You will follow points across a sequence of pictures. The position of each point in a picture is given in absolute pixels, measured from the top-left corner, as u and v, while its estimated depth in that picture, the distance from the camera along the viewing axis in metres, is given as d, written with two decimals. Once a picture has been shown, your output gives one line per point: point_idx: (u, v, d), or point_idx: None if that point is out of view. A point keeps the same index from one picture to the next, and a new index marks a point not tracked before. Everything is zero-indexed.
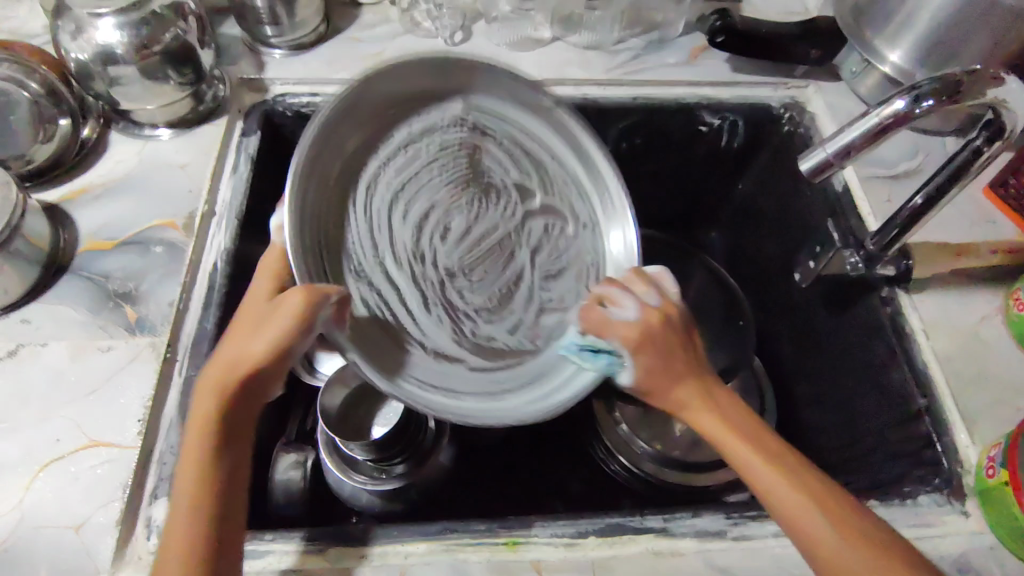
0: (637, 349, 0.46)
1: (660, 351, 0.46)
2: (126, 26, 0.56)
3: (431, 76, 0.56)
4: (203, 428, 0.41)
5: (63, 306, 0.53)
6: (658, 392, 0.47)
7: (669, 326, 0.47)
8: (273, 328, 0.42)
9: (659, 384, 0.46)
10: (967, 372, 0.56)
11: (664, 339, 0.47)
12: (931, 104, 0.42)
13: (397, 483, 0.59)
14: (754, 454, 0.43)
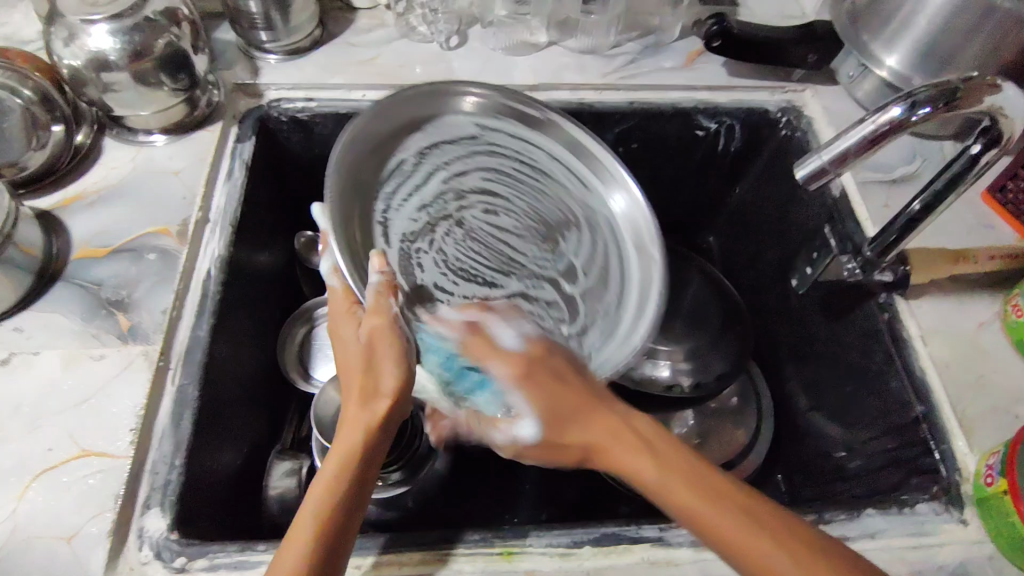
0: (521, 380, 0.48)
1: (551, 379, 0.48)
2: (120, 33, 0.55)
3: (421, 95, 0.63)
4: (348, 459, 0.41)
5: (56, 314, 0.53)
6: (558, 426, 0.46)
7: (550, 358, 0.49)
8: (387, 333, 0.45)
9: (555, 413, 0.46)
10: (965, 379, 0.56)
11: (536, 375, 0.48)
12: (929, 111, 0.42)
13: (394, 490, 0.59)
14: (682, 485, 0.40)
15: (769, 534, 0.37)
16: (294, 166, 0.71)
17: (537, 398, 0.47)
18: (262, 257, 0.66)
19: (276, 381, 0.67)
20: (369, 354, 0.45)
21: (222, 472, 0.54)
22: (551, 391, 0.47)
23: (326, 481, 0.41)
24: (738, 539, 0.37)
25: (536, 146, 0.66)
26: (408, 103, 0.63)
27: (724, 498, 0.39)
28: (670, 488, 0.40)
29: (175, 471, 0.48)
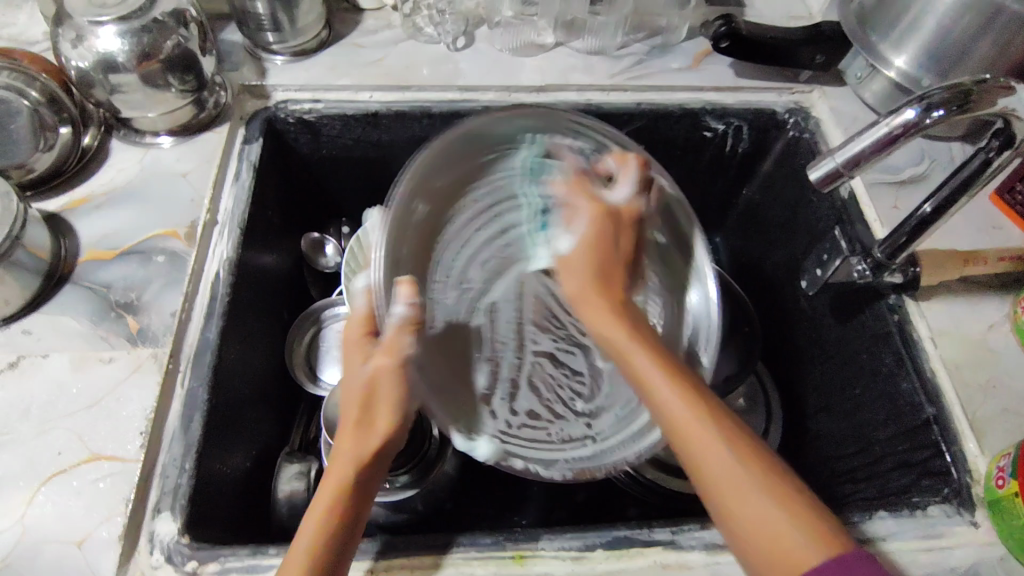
0: (596, 218, 0.55)
1: (592, 254, 0.54)
2: (128, 34, 0.55)
3: (514, 120, 0.57)
4: (342, 492, 0.43)
5: (65, 316, 0.53)
6: (577, 270, 0.53)
7: (636, 218, 0.56)
8: (392, 376, 0.45)
9: (579, 283, 0.53)
10: (975, 381, 0.56)
11: (585, 250, 0.54)
12: (943, 114, 0.41)
13: (401, 494, 0.59)
14: (701, 421, 0.42)
15: (737, 449, 0.41)
16: (301, 168, 0.71)
17: (579, 267, 0.53)
18: (270, 259, 0.65)
19: (284, 383, 0.66)
20: (369, 395, 0.45)
21: (231, 475, 0.54)
22: (587, 262, 0.53)
23: (325, 503, 0.43)
24: (713, 448, 0.41)
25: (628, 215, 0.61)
26: (474, 124, 0.56)
27: (715, 418, 0.42)
28: (659, 394, 0.44)
29: (185, 475, 0.48)
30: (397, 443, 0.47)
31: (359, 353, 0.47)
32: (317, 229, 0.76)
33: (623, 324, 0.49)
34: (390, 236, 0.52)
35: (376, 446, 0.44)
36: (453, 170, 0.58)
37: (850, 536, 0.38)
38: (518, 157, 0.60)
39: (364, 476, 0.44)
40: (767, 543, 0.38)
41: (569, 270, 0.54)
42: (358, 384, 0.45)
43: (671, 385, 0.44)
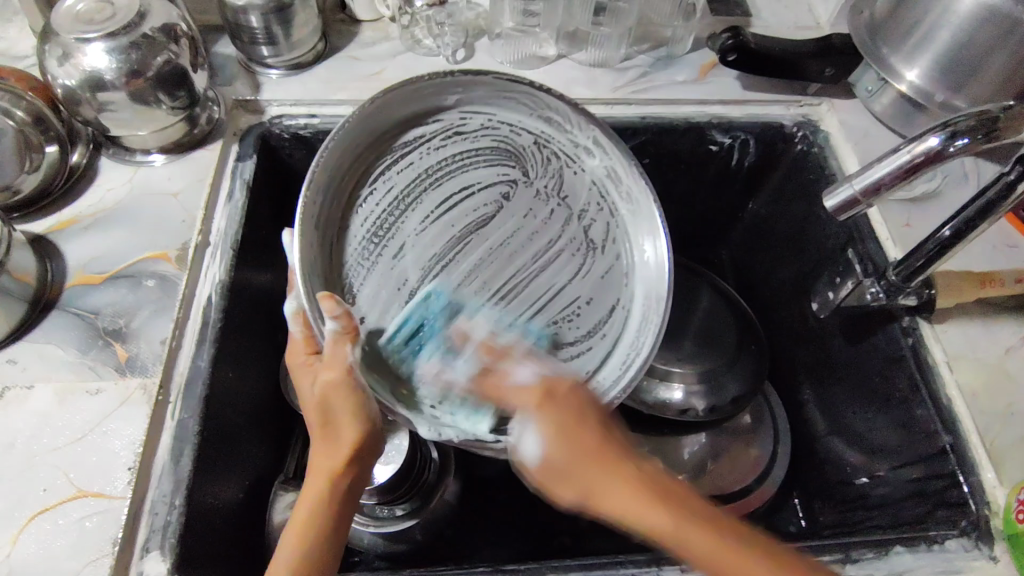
0: (539, 404, 0.43)
1: (563, 417, 0.42)
2: (115, 51, 0.53)
3: (430, 92, 0.55)
4: (315, 515, 0.43)
5: (51, 344, 0.51)
6: (566, 477, 0.40)
7: (573, 394, 0.44)
8: (342, 386, 0.45)
9: (573, 487, 0.39)
10: (993, 408, 0.54)
11: (570, 450, 0.40)
12: (967, 142, 0.40)
13: (401, 524, 0.58)
14: (754, 555, 0.35)
15: None
16: (296, 183, 0.69)
17: (549, 442, 0.41)
18: (264, 278, 0.63)
19: (279, 407, 0.64)
20: (323, 405, 0.46)
21: (224, 506, 0.52)
22: (579, 463, 0.39)
23: (298, 526, 0.43)
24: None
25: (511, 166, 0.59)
26: (430, 91, 0.54)
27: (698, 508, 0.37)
28: (690, 537, 0.35)
29: (175, 511, 0.46)
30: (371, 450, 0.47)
31: (305, 378, 0.48)
32: None
33: (584, 434, 0.40)
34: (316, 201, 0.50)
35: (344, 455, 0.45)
36: (374, 134, 0.55)
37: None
38: (467, 121, 0.58)
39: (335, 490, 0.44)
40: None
41: (551, 455, 0.40)
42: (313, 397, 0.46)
43: (660, 510, 0.36)
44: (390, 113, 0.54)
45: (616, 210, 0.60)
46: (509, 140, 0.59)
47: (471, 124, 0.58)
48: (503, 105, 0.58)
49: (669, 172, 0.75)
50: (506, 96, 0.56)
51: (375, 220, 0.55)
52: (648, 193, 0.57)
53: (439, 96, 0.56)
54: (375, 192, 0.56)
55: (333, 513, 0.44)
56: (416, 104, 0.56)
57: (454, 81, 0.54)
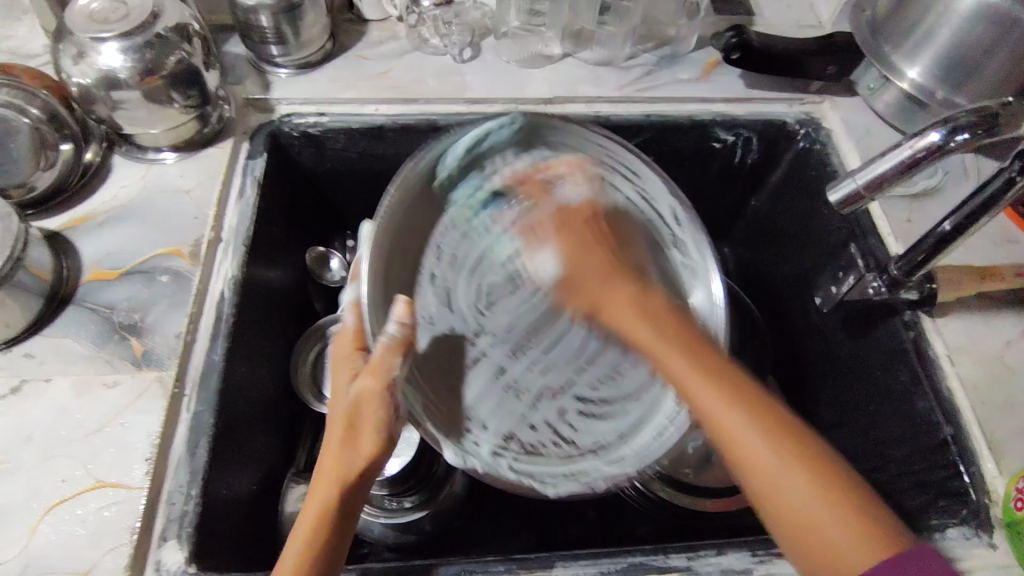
0: (580, 246, 0.56)
1: (590, 270, 0.54)
2: (130, 50, 0.54)
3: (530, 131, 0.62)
4: (320, 519, 0.42)
5: (68, 339, 0.52)
6: (580, 279, 0.55)
7: (596, 217, 0.59)
8: (378, 397, 0.46)
9: (595, 299, 0.53)
10: (993, 399, 0.55)
11: (582, 230, 0.57)
12: (968, 137, 0.40)
13: (412, 516, 0.61)
14: (758, 426, 0.40)
15: (832, 493, 0.38)
16: (305, 181, 0.70)
17: (569, 260, 0.56)
18: (274, 274, 0.64)
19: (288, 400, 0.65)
20: (355, 407, 0.46)
21: (238, 498, 0.53)
22: (582, 248, 0.56)
23: (302, 533, 0.42)
24: (755, 448, 0.40)
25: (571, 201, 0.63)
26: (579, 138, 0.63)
27: (766, 412, 0.41)
28: (726, 421, 0.41)
29: (191, 502, 0.47)
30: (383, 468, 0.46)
31: (345, 381, 0.48)
32: (321, 241, 0.76)
33: (620, 289, 0.52)
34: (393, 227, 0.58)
35: (359, 467, 0.44)
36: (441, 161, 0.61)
37: (904, 529, 0.37)
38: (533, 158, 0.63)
39: (346, 501, 0.43)
40: (840, 561, 0.36)
41: (575, 272, 0.55)
42: (347, 399, 0.47)
43: (715, 395, 0.42)
44: (478, 149, 0.61)
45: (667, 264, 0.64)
46: (572, 180, 0.64)
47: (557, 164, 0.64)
48: (582, 148, 0.64)
49: (673, 170, 0.76)
50: (625, 149, 0.63)
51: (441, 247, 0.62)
52: (710, 256, 0.62)
53: (528, 137, 0.63)
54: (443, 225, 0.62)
55: (336, 526, 0.43)
56: (528, 146, 0.63)
57: (541, 120, 0.62)
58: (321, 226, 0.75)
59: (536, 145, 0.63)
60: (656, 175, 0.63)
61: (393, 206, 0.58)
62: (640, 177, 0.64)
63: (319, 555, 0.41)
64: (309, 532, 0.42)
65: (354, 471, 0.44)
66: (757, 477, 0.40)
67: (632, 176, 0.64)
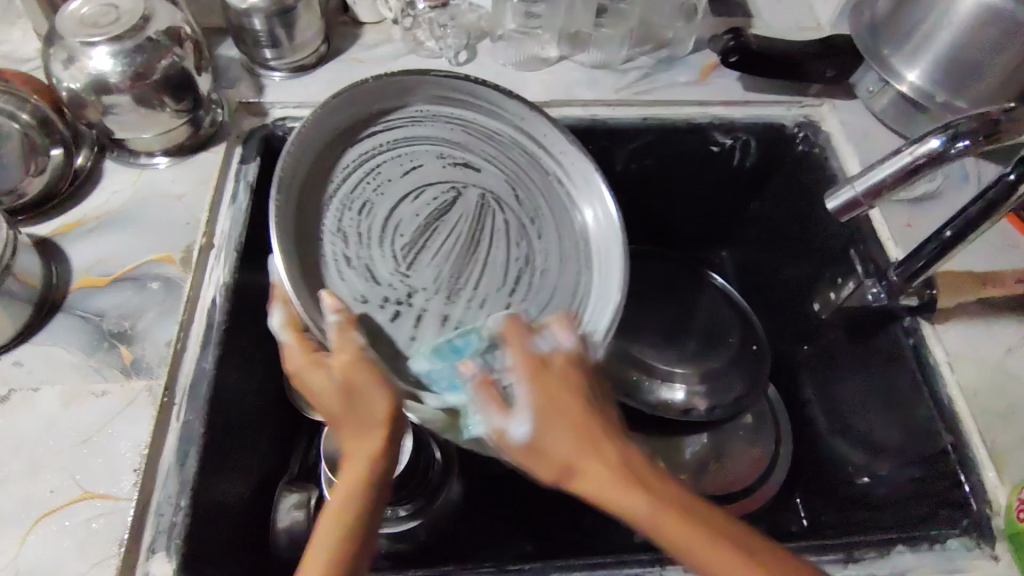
0: (534, 376, 0.45)
1: (568, 405, 0.44)
2: (120, 55, 0.54)
3: (381, 90, 0.59)
4: (355, 503, 0.40)
5: (57, 347, 0.51)
6: (555, 435, 0.42)
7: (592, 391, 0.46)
8: (361, 364, 0.45)
9: (578, 460, 0.41)
10: (994, 408, 0.54)
11: (561, 377, 0.46)
12: (968, 144, 0.40)
13: (407, 525, 0.59)
14: (710, 535, 0.37)
15: None
16: None
17: (546, 425, 0.43)
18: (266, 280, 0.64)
19: (281, 407, 0.65)
20: (347, 389, 0.44)
21: (229, 508, 0.53)
22: (569, 387, 0.45)
23: (337, 520, 0.39)
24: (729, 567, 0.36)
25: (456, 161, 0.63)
26: (426, 90, 0.61)
27: (728, 529, 0.38)
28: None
29: (181, 513, 0.47)
30: (399, 438, 0.45)
31: (320, 368, 0.46)
32: None
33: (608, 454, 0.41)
34: (290, 202, 0.53)
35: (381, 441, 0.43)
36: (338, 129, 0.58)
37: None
38: (393, 124, 0.61)
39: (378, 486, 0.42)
40: None
41: (549, 442, 0.42)
42: (334, 387, 0.44)
43: (725, 558, 0.36)
44: (329, 120, 0.57)
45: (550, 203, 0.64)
46: (456, 137, 0.63)
47: (437, 116, 0.62)
48: (422, 109, 0.62)
49: (670, 174, 0.75)
50: (472, 88, 0.61)
51: (353, 208, 0.58)
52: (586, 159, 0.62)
53: (401, 98, 0.61)
54: (339, 178, 0.58)
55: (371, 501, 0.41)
56: (402, 99, 0.61)
57: (397, 84, 0.60)
58: None
59: (376, 106, 0.60)
60: (524, 107, 0.61)
61: (291, 170, 0.54)
62: (510, 111, 0.62)
63: (361, 534, 0.39)
64: (351, 531, 0.39)
65: (376, 454, 0.42)
66: None
67: (480, 115, 0.63)
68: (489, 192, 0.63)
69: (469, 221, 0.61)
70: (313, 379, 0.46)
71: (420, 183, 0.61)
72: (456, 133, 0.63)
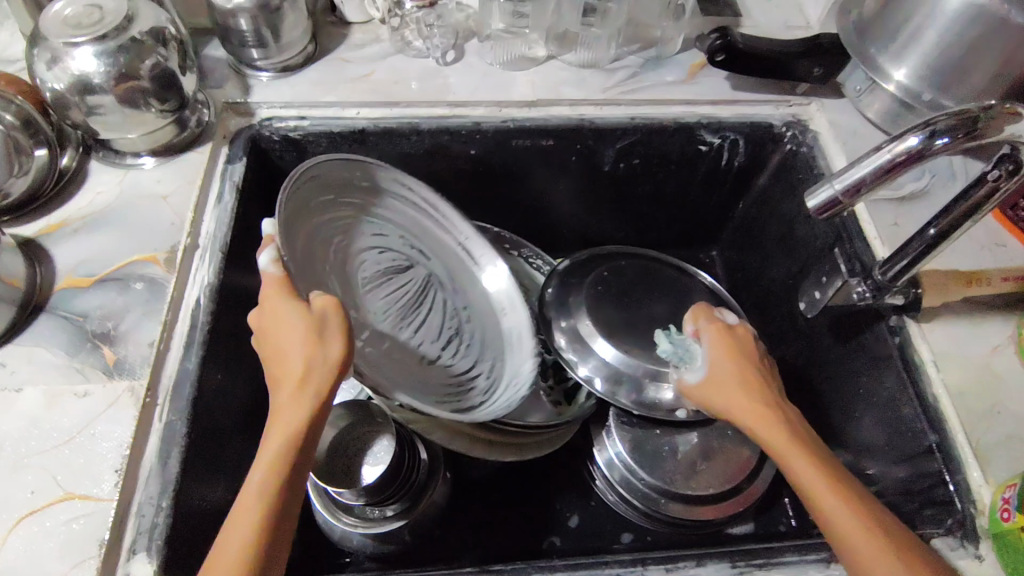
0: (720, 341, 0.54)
1: (736, 354, 0.53)
2: (104, 54, 0.53)
3: (351, 170, 0.63)
4: (286, 448, 0.42)
5: (40, 348, 0.51)
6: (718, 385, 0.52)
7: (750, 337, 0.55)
8: (335, 315, 0.46)
9: (723, 395, 0.51)
10: (980, 407, 0.54)
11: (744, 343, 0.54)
12: (947, 141, 0.40)
13: (392, 525, 0.59)
14: (812, 461, 0.45)
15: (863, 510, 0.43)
16: (287, 186, 0.70)
17: (719, 356, 0.53)
18: (253, 280, 0.64)
19: (267, 408, 0.65)
20: (317, 330, 0.45)
21: (212, 509, 0.53)
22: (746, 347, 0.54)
23: (267, 463, 0.41)
24: (810, 474, 0.45)
25: (405, 236, 0.70)
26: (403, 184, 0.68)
27: (823, 456, 0.46)
28: (826, 503, 0.43)
29: (162, 514, 0.47)
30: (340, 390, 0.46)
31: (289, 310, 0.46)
32: None
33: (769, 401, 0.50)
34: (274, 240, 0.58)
35: (325, 389, 0.44)
36: (318, 186, 0.62)
37: (900, 527, 0.43)
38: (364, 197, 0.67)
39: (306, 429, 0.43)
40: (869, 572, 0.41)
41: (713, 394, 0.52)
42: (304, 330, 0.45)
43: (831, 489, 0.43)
44: (319, 182, 0.62)
45: (477, 288, 0.70)
46: (406, 220, 0.69)
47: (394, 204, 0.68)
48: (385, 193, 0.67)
49: (658, 174, 0.75)
50: (438, 208, 0.69)
51: (324, 256, 0.64)
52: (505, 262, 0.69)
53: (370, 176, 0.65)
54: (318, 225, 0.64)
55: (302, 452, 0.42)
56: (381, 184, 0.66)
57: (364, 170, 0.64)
58: None
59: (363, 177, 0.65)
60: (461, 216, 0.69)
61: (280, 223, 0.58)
62: (458, 233, 0.70)
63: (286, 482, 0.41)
64: (275, 466, 0.41)
65: (319, 397, 0.43)
66: (808, 495, 0.44)
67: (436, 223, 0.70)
68: (431, 274, 0.70)
69: (408, 288, 0.68)
70: (280, 313, 0.46)
71: (380, 245, 0.69)
72: (419, 227, 0.70)
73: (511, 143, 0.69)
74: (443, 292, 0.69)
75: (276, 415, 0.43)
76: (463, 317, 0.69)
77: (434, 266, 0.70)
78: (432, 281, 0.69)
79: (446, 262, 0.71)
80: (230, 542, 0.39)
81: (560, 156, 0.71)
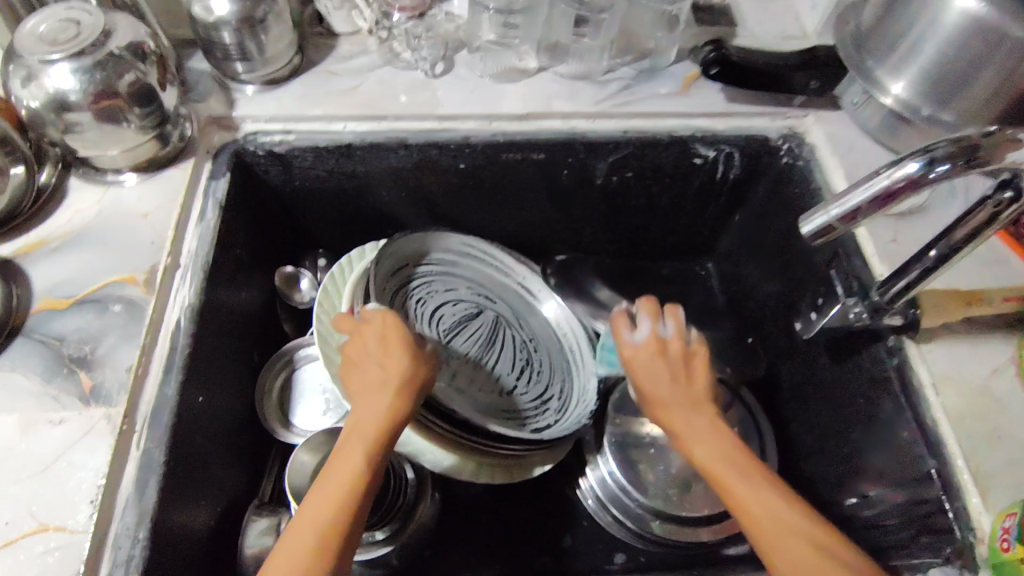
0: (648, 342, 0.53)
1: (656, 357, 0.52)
2: (81, 71, 0.52)
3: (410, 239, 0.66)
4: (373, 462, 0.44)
5: (15, 373, 0.50)
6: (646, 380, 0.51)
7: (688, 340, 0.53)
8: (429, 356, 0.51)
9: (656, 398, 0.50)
10: (981, 430, 0.53)
11: (651, 362, 0.52)
12: (946, 169, 0.38)
13: (379, 550, 0.57)
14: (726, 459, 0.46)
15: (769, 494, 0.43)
16: (273, 201, 0.69)
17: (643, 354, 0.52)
18: (237, 298, 0.63)
19: (253, 427, 0.64)
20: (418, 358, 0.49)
21: (193, 537, 0.52)
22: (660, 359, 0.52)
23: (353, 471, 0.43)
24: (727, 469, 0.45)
25: (461, 285, 0.70)
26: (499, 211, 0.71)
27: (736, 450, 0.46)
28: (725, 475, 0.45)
29: (138, 545, 0.46)
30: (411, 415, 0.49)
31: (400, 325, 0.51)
32: (291, 260, 0.74)
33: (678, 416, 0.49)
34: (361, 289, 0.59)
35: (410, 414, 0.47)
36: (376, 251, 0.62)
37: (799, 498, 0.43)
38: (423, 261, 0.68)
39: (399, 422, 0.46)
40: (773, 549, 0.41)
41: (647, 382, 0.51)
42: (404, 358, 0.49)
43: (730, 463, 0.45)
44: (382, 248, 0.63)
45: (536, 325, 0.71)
46: (465, 274, 0.70)
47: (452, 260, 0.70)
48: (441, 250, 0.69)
49: (653, 187, 0.74)
50: (498, 252, 0.72)
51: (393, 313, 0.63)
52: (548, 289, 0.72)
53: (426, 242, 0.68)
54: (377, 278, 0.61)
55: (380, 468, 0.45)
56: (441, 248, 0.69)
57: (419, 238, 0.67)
58: (291, 244, 0.73)
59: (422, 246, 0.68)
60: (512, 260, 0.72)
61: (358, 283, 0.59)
62: (516, 274, 0.72)
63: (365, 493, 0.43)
64: (370, 447, 0.44)
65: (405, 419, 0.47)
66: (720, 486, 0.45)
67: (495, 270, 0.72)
68: (500, 318, 0.70)
69: (483, 333, 0.68)
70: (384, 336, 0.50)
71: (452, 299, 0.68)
72: (486, 274, 0.71)
73: (501, 157, 0.68)
74: (514, 333, 0.69)
75: (366, 427, 0.45)
76: (530, 352, 0.69)
77: (497, 305, 0.70)
78: (503, 325, 0.69)
79: (508, 306, 0.71)
80: (321, 515, 0.41)
81: (552, 170, 0.70)
